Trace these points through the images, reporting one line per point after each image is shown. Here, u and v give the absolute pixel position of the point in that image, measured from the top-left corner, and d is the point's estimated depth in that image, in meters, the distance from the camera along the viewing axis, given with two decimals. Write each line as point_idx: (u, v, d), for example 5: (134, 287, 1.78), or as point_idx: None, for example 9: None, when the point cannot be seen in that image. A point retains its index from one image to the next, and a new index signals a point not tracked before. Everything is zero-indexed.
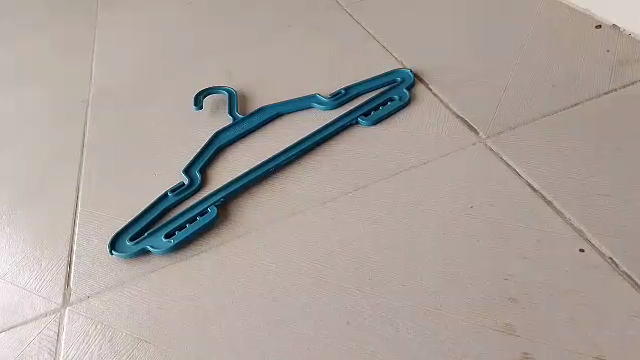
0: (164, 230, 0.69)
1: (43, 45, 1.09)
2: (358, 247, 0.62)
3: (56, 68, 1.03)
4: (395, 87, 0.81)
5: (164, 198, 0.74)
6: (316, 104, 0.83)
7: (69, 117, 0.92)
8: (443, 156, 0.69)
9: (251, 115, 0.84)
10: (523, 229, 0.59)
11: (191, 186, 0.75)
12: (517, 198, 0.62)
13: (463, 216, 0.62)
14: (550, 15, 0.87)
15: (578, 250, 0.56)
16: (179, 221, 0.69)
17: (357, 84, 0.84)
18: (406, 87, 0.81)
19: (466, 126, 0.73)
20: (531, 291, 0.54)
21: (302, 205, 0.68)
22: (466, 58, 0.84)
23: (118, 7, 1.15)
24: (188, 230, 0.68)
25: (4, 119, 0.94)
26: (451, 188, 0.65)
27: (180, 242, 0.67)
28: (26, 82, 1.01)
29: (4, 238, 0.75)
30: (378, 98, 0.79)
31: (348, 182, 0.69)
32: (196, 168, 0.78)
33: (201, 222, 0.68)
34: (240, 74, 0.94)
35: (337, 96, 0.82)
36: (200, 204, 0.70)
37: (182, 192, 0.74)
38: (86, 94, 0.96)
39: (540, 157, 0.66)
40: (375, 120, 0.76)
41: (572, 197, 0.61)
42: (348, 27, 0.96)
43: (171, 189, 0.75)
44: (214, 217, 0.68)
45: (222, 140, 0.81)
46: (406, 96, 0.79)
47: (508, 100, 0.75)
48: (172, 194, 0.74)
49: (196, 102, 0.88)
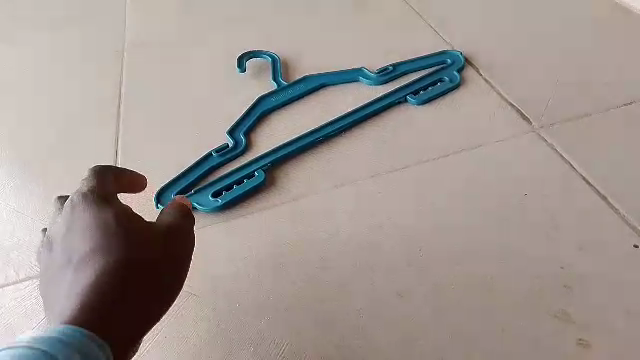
0: (210, 189, 0.69)
1: None
2: (410, 224, 0.63)
3: (90, 18, 1.03)
4: (445, 69, 0.81)
5: (208, 157, 0.74)
6: (363, 79, 0.82)
7: (105, 67, 0.92)
8: (496, 141, 0.70)
9: (296, 83, 0.83)
10: (576, 221, 0.60)
11: (236, 147, 0.75)
12: (571, 190, 0.63)
13: (517, 204, 0.63)
14: (603, 10, 0.86)
15: (632, 247, 0.58)
16: (226, 182, 0.69)
17: (405, 62, 0.83)
18: (456, 69, 0.80)
19: (518, 115, 0.73)
20: (586, 282, 0.56)
21: (353, 176, 0.69)
22: (517, 45, 0.83)
23: None
24: (236, 192, 0.68)
25: (39, 65, 0.94)
26: (505, 175, 0.66)
27: (227, 203, 0.67)
28: (60, 30, 1.02)
29: (46, 184, 0.75)
30: (427, 78, 0.79)
31: (400, 159, 0.70)
32: (240, 130, 0.78)
33: (248, 185, 0.69)
34: (283, 39, 0.93)
35: (385, 72, 0.82)
36: (247, 168, 0.71)
37: (227, 153, 0.74)
38: (121, 45, 0.96)
39: (595, 152, 0.67)
40: (424, 100, 0.76)
41: (625, 194, 0.62)
42: (395, 2, 0.95)
43: (216, 149, 0.75)
44: (261, 181, 0.69)
45: (267, 105, 0.81)
46: (456, 79, 0.79)
47: (561, 92, 0.75)
48: (217, 155, 0.74)
49: (239, 65, 0.88)
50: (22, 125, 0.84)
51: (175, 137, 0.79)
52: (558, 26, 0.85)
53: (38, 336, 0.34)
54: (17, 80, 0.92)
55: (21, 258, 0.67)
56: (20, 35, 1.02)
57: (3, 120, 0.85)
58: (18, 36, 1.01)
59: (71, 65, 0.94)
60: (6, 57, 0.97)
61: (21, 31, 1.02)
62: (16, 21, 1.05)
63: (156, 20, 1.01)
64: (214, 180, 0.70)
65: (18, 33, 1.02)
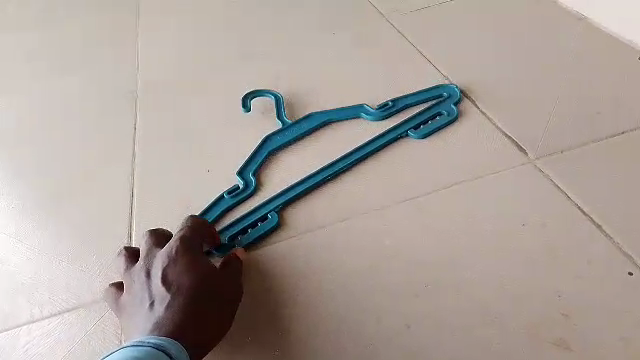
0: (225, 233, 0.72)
1: (92, 42, 1.16)
2: (412, 256, 0.66)
3: (105, 62, 1.09)
4: (442, 103, 0.84)
5: (220, 199, 0.77)
6: (364, 115, 0.85)
7: (119, 107, 0.97)
8: (494, 173, 0.73)
9: (299, 122, 0.87)
10: (572, 250, 0.63)
11: (246, 189, 0.78)
12: (567, 219, 0.66)
13: (515, 234, 0.66)
14: (594, 45, 0.90)
15: (627, 274, 0.60)
16: (240, 225, 0.72)
17: (404, 97, 0.86)
18: (453, 102, 0.84)
19: (514, 146, 0.77)
20: (583, 309, 0.58)
21: (358, 210, 0.72)
22: (511, 79, 0.87)
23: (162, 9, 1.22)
24: (250, 235, 0.71)
25: (58, 108, 1.00)
26: (503, 206, 0.69)
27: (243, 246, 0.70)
28: (77, 74, 1.07)
29: (64, 223, 0.79)
30: (426, 113, 0.83)
31: (402, 191, 0.73)
32: (249, 171, 0.81)
33: (262, 227, 0.72)
34: (289, 76, 0.97)
35: (385, 107, 0.85)
36: (260, 210, 0.74)
37: (238, 195, 0.77)
38: (135, 87, 1.01)
39: (589, 182, 0.70)
40: (424, 134, 0.80)
41: (620, 221, 0.65)
42: (395, 40, 1.00)
43: (227, 191, 0.78)
44: (274, 222, 0.72)
45: (273, 145, 0.84)
46: (453, 112, 0.82)
47: (555, 124, 0.79)
48: (229, 197, 0.77)
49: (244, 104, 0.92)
50: (41, 166, 0.89)
51: (187, 174, 0.83)
52: (551, 60, 0.89)
53: (152, 340, 0.52)
54: (38, 123, 0.97)
55: (43, 296, 0.71)
56: (42, 77, 1.08)
57: (24, 162, 0.90)
58: (39, 79, 1.08)
59: (88, 105, 0.99)
60: (26, 102, 1.02)
61: (43, 75, 1.09)
62: (38, 65, 1.12)
63: (168, 60, 1.06)
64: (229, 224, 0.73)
65: (40, 76, 1.09)
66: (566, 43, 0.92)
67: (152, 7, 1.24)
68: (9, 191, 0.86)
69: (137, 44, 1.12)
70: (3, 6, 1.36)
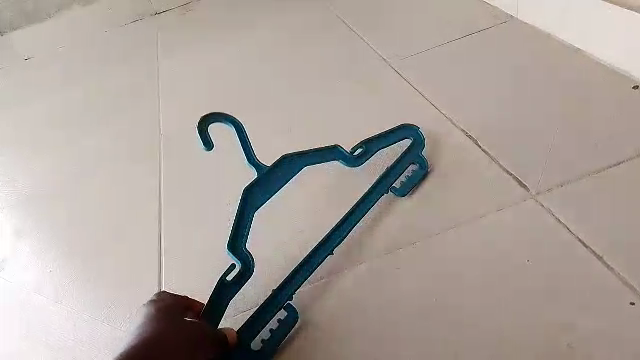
0: (247, 336, 0.71)
1: (117, 101, 1.25)
2: (426, 295, 0.71)
3: (130, 120, 1.17)
4: (410, 151, 0.86)
5: (223, 287, 0.70)
6: (341, 161, 0.83)
7: (144, 163, 1.05)
8: (498, 210, 0.78)
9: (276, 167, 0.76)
10: (576, 282, 0.68)
11: (245, 267, 0.72)
12: (570, 253, 0.71)
13: (520, 268, 0.71)
14: (588, 74, 0.95)
15: (628, 303, 0.65)
16: (260, 323, 0.72)
17: (374, 141, 0.85)
18: (419, 148, 0.87)
19: (516, 183, 0.82)
20: (589, 339, 0.63)
21: (374, 254, 0.78)
22: (510, 115, 0.92)
23: (179, 66, 1.30)
24: (276, 332, 0.71)
25: (89, 167, 1.08)
26: (508, 242, 0.74)
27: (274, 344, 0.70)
28: (105, 133, 1.16)
29: (99, 280, 0.85)
30: (399, 165, 0.85)
31: (413, 233, 0.79)
32: (242, 244, 0.72)
33: (284, 321, 0.72)
34: (299, 123, 1.03)
35: (361, 155, 0.84)
36: (273, 302, 0.73)
37: (240, 277, 0.71)
38: (157, 142, 1.09)
39: (589, 214, 0.74)
40: (407, 191, 0.84)
41: (620, 252, 0.69)
42: (396, 82, 1.06)
43: (227, 274, 0.70)
44: (295, 313, 0.72)
45: (258, 202, 0.75)
46: (422, 161, 0.86)
47: (553, 157, 0.83)
48: (231, 281, 0.71)
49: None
50: (76, 225, 0.96)
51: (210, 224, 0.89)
52: (547, 93, 0.94)
53: None
54: (72, 183, 1.05)
55: (84, 350, 0.76)
56: (72, 140, 1.17)
57: (60, 222, 0.98)
58: (70, 143, 1.16)
59: (115, 164, 1.06)
60: (61, 165, 1.11)
61: (72, 138, 1.17)
62: (68, 129, 1.21)
63: (187, 116, 1.14)
64: (247, 325, 0.71)
65: (71, 139, 1.17)
66: (561, 74, 0.96)
67: (170, 63, 1.32)
68: (50, 254, 0.92)
69: (157, 103, 1.20)
70: (34, 74, 1.48)
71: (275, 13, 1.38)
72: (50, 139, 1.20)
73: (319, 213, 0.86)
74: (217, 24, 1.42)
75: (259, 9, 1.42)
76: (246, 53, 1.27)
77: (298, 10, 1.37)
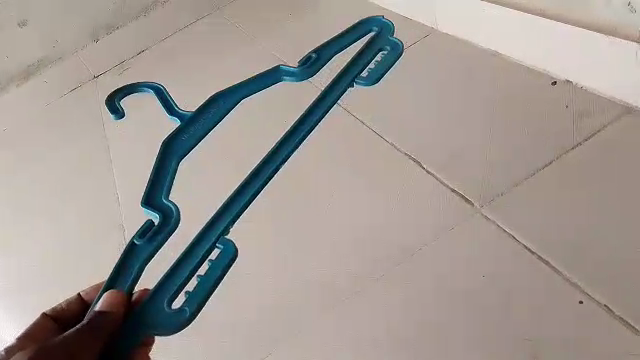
0: (165, 295, 0.76)
1: (63, 170, 1.22)
2: (396, 331, 0.74)
3: (80, 189, 1.15)
4: (370, 48, 1.11)
5: (134, 247, 0.85)
6: (287, 77, 1.14)
7: (102, 237, 1.03)
8: (451, 228, 0.81)
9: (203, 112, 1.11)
10: (529, 292, 0.72)
11: (168, 219, 0.92)
12: (520, 263, 0.75)
13: (479, 287, 0.74)
14: (510, 71, 0.97)
15: (578, 303, 0.69)
16: (181, 279, 0.78)
17: (320, 65, 1.13)
18: (377, 47, 1.11)
19: (460, 197, 0.84)
20: (548, 346, 0.67)
21: (340, 296, 0.79)
22: (445, 124, 0.94)
23: (120, 122, 1.28)
24: (202, 286, 0.79)
25: (49, 251, 1.06)
26: (465, 260, 0.77)
27: (202, 298, 0.78)
28: (57, 209, 1.13)
29: None
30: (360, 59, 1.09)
31: (373, 266, 0.80)
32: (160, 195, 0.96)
33: (214, 268, 0.81)
34: (245, 169, 1.01)
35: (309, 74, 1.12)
36: (208, 235, 0.84)
37: (153, 235, 0.88)
38: (112, 212, 1.07)
39: (532, 220, 0.78)
40: (369, 80, 1.05)
41: (564, 253, 0.74)
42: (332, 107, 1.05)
43: (138, 235, 0.86)
44: (232, 250, 0.83)
45: (184, 146, 1.05)
46: (377, 51, 1.10)
47: (492, 164, 0.86)
48: (141, 240, 0.86)
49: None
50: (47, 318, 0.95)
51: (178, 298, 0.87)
52: (476, 96, 0.96)
53: None
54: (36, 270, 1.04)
55: None
56: (23, 228, 1.13)
57: (31, 317, 0.97)
58: (20, 232, 1.12)
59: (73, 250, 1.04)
60: (19, 252, 1.09)
61: (22, 226, 1.13)
62: (15, 217, 1.16)
63: (133, 181, 1.11)
64: (167, 276, 0.78)
65: (22, 220, 1.15)
66: (485, 74, 0.98)
67: (109, 121, 1.30)
68: None
69: (101, 171, 1.17)
70: None
71: (201, 54, 1.36)
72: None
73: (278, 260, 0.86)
74: (145, 74, 1.39)
75: (185, 54, 1.39)
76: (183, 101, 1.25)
77: (222, 48, 1.35)
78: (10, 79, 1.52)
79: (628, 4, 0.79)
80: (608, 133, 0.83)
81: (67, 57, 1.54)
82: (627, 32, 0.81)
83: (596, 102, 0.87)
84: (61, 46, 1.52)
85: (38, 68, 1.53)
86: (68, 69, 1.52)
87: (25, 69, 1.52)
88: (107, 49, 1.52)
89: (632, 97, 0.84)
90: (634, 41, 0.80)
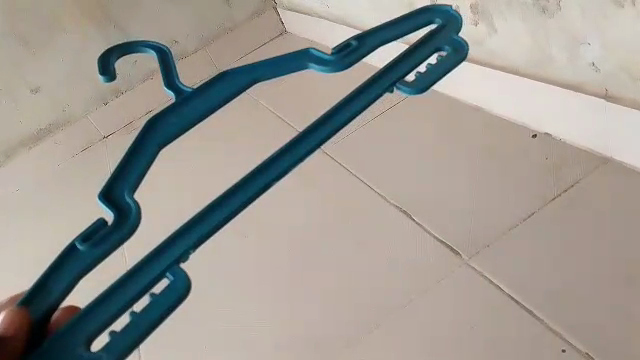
0: (81, 333, 0.47)
1: (75, 228, 1.28)
2: None
3: None
4: (441, 32, 0.65)
5: (73, 252, 0.52)
6: None
7: None
8: (441, 280, 0.84)
9: (213, 84, 0.62)
10: (514, 342, 0.74)
11: (124, 220, 0.54)
12: (506, 313, 0.77)
13: (467, 337, 0.77)
14: (493, 122, 1.01)
15: (561, 351, 0.72)
16: (121, 293, 0.48)
17: (370, 34, 0.65)
18: (455, 31, 0.65)
19: (449, 249, 0.87)
20: None
21: (336, 349, 0.82)
22: (432, 176, 0.98)
23: None
24: (128, 337, 0.47)
25: None
26: (453, 312, 0.80)
27: (124, 353, 0.46)
28: None
29: None
30: (423, 49, 0.63)
31: (367, 319, 0.84)
32: (123, 188, 0.56)
33: (153, 309, 0.48)
34: (242, 223, 1.04)
35: (345, 52, 0.64)
36: (162, 259, 0.50)
37: (103, 240, 0.52)
38: None
39: (517, 270, 0.81)
40: (423, 86, 0.60)
41: (546, 302, 0.76)
42: (327, 163, 1.10)
43: (81, 235, 0.52)
44: (185, 280, 0.49)
45: None
46: (461, 44, 0.63)
47: (478, 215, 0.90)
48: (85, 245, 0.52)
49: (105, 72, 0.65)
50: None
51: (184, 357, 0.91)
52: (461, 147, 1.00)
53: None
54: None
55: None
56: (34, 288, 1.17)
57: None
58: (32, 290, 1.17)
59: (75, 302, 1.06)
60: None
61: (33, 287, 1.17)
62: (27, 277, 1.21)
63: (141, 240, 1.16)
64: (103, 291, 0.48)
65: (35, 277, 1.20)
66: (469, 126, 1.03)
67: None
68: None
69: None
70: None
71: None
72: (8, 290, 1.19)
73: (277, 317, 0.89)
74: None
75: None
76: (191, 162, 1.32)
77: None
78: (21, 143, 1.59)
79: (592, 64, 0.82)
80: (585, 183, 0.86)
81: (77, 119, 1.62)
82: (594, 89, 0.84)
83: (574, 153, 0.90)
84: (70, 110, 1.61)
85: (48, 132, 1.60)
86: (78, 132, 1.59)
87: (37, 132, 1.59)
88: (116, 112, 1.61)
89: (605, 149, 0.86)
90: (601, 97, 0.83)
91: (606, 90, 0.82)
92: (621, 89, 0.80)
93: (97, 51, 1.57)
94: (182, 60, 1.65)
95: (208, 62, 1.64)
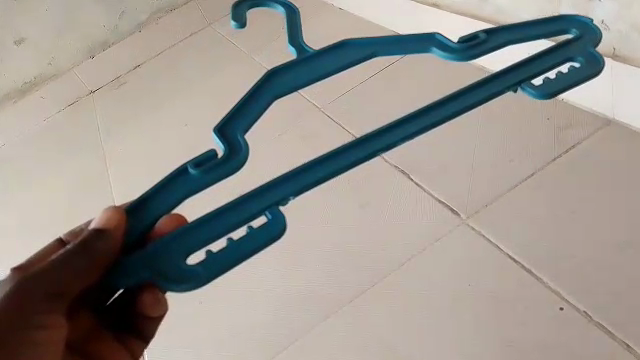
0: (180, 249, 0.49)
1: (63, 184, 1.25)
2: (386, 337, 0.77)
3: (81, 203, 1.18)
4: (579, 43, 0.62)
5: (184, 175, 0.53)
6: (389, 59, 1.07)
7: None
8: (438, 240, 0.84)
9: (336, 48, 0.62)
10: (512, 300, 0.75)
11: (235, 153, 0.56)
12: (504, 272, 0.78)
13: (465, 295, 0.78)
14: None
15: (558, 309, 0.73)
16: (225, 224, 0.50)
17: (503, 29, 0.64)
18: (592, 44, 0.62)
19: (448, 209, 0.87)
20: (529, 350, 0.71)
21: (334, 305, 0.82)
22: (432, 135, 0.96)
23: (120, 137, 1.32)
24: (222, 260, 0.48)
25: None
26: (452, 271, 0.80)
27: (214, 275, 0.47)
28: (59, 223, 1.16)
29: None
30: (557, 54, 0.61)
31: (365, 277, 0.83)
32: (235, 128, 0.58)
33: (248, 242, 0.49)
34: (239, 182, 1.03)
35: (474, 43, 0.62)
36: (258, 201, 0.50)
37: (214, 170, 0.54)
38: None
39: (515, 230, 0.81)
40: (549, 92, 0.57)
41: (544, 262, 0.77)
42: (325, 122, 1.08)
43: (193, 161, 0.54)
44: (281, 227, 0.49)
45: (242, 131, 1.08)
46: (597, 58, 0.61)
47: (479, 175, 0.89)
48: (197, 170, 0.53)
49: (236, 19, 0.69)
50: None
51: (172, 311, 0.89)
52: None
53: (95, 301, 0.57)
54: None
55: None
56: (23, 245, 1.15)
57: None
58: (22, 246, 1.15)
59: None
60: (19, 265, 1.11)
61: (21, 243, 1.16)
62: (16, 232, 1.18)
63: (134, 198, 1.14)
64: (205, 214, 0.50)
65: (23, 233, 1.18)
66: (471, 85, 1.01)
67: (109, 136, 1.33)
68: None
69: (101, 189, 1.20)
70: None
71: (197, 71, 1.40)
72: None
73: (276, 273, 0.88)
74: (143, 91, 1.43)
75: (181, 70, 1.43)
76: (186, 121, 1.27)
77: (216, 64, 1.39)
78: (5, 96, 1.54)
79: (602, 22, 0.81)
80: (588, 144, 0.85)
81: (63, 73, 1.56)
82: (602, 48, 0.83)
83: (577, 114, 0.89)
84: (56, 63, 1.55)
85: (34, 85, 1.55)
86: (64, 84, 1.54)
87: (22, 85, 1.54)
88: (101, 65, 1.54)
89: (608, 109, 0.85)
90: (608, 57, 0.82)
91: (614, 50, 0.81)
92: (631, 48, 0.79)
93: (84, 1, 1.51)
94: (173, 13, 1.59)
95: (197, 11, 1.57)
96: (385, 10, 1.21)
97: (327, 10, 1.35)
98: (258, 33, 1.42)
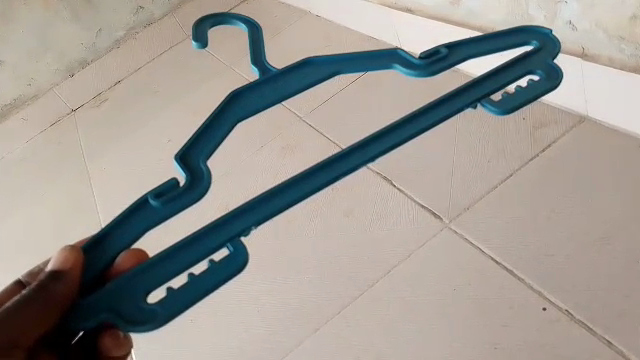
0: (139, 289, 0.49)
1: (47, 207, 1.24)
2: (375, 345, 0.78)
3: (67, 225, 1.18)
4: (540, 56, 0.63)
5: (146, 206, 0.53)
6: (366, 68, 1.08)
7: None
8: (423, 245, 0.85)
9: (299, 67, 0.63)
10: (497, 302, 0.76)
11: (196, 182, 0.56)
12: (488, 274, 0.79)
13: (451, 300, 0.78)
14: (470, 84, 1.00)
15: (541, 309, 0.74)
16: (186, 260, 0.50)
17: (462, 44, 0.65)
18: (552, 56, 0.63)
19: (431, 213, 0.88)
20: (515, 351, 0.72)
21: (323, 316, 0.82)
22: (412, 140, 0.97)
23: (103, 156, 1.31)
24: (183, 297, 0.48)
25: None
26: (437, 276, 0.81)
27: (172, 313, 0.47)
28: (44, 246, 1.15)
29: None
30: (516, 68, 0.62)
31: (353, 286, 0.84)
32: (198, 154, 0.58)
33: (209, 278, 0.48)
34: (224, 196, 1.03)
35: (435, 59, 0.63)
36: (220, 233, 0.51)
37: (175, 200, 0.54)
38: None
39: (497, 231, 0.82)
40: (509, 107, 0.58)
41: (526, 263, 0.78)
42: (306, 131, 1.08)
43: (155, 191, 0.54)
44: (242, 259, 0.49)
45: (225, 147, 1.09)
46: (556, 69, 0.62)
47: (459, 178, 0.90)
48: (157, 201, 0.53)
49: (198, 38, 0.70)
50: None
51: (163, 331, 0.88)
52: None
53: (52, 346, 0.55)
54: None
55: None
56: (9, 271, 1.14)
57: None
58: (8, 272, 1.14)
59: None
60: None
61: (7, 269, 1.15)
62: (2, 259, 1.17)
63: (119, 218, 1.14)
64: (165, 252, 0.50)
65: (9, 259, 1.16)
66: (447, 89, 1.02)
67: (92, 155, 1.32)
68: None
69: (84, 211, 1.19)
70: None
71: (177, 86, 1.40)
72: None
73: (264, 287, 0.88)
74: (124, 108, 1.42)
75: (161, 85, 1.43)
76: (169, 138, 1.27)
77: (196, 78, 1.39)
78: None
79: (569, 22, 0.82)
80: (563, 143, 0.87)
81: (43, 93, 1.55)
82: (571, 48, 0.84)
83: (551, 113, 0.90)
84: (36, 84, 1.54)
85: (14, 108, 1.54)
86: (45, 105, 1.53)
87: (2, 108, 1.53)
88: (81, 84, 1.54)
89: (580, 107, 0.87)
90: (577, 56, 0.83)
91: (583, 49, 0.83)
92: (598, 47, 0.80)
93: (61, 21, 1.51)
94: (151, 28, 1.59)
95: (175, 26, 1.57)
96: (360, 16, 1.22)
97: (303, 17, 1.35)
98: (236, 46, 1.42)
